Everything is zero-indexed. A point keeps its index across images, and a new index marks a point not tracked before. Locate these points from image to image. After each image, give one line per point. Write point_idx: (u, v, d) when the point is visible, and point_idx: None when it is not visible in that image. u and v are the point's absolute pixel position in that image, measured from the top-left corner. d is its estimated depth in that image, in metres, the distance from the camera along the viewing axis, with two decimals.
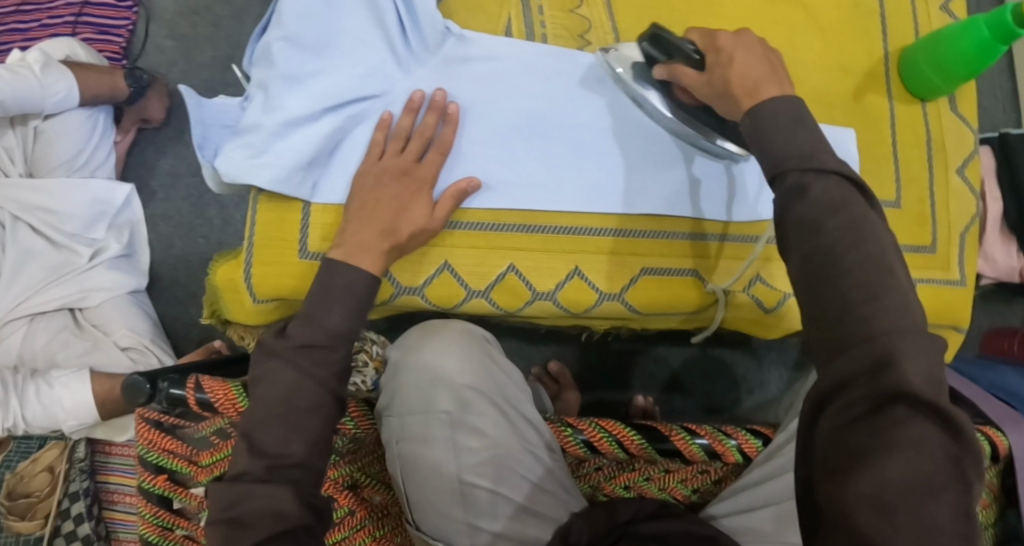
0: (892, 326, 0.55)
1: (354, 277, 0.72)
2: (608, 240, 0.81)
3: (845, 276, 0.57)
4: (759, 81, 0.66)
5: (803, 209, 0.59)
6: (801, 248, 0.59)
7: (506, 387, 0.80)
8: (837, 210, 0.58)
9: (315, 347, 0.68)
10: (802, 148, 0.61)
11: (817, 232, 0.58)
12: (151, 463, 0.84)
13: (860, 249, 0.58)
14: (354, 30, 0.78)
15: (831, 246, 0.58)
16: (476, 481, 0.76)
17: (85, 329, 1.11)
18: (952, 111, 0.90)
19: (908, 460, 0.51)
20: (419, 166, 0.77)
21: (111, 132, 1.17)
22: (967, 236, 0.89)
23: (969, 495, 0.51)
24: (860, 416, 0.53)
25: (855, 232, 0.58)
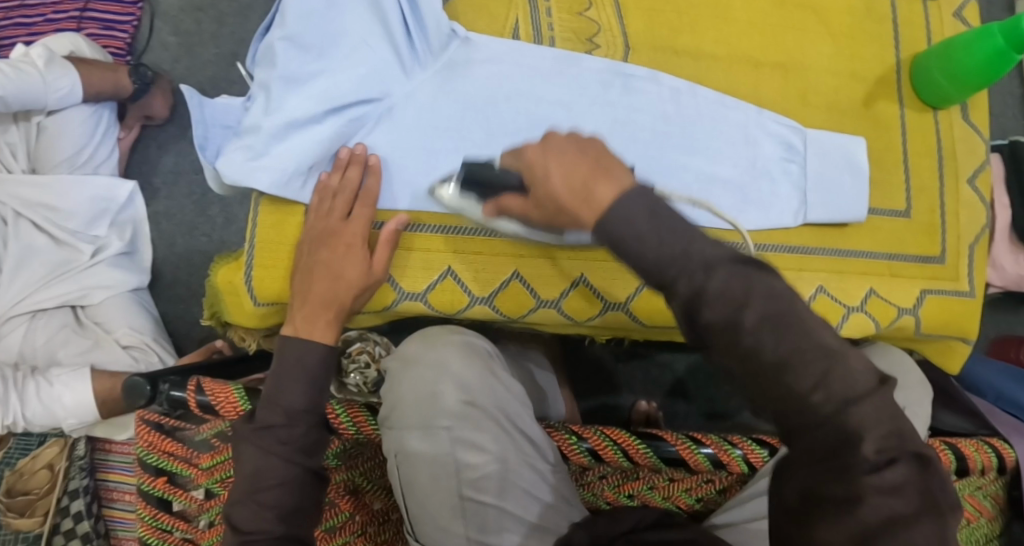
0: (850, 395, 0.51)
1: (304, 351, 0.74)
2: (459, 238, 0.79)
3: (782, 373, 0.52)
4: (588, 183, 0.58)
5: (711, 313, 0.53)
6: (727, 355, 0.53)
7: (507, 401, 0.76)
8: (748, 303, 0.52)
9: (275, 428, 0.71)
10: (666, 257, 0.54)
11: (737, 334, 0.52)
12: (151, 466, 0.84)
13: (801, 332, 0.52)
14: (359, 31, 0.77)
15: (748, 345, 0.52)
16: (477, 496, 0.74)
17: (86, 327, 1.11)
18: (963, 119, 0.88)
19: (885, 495, 0.50)
20: (347, 224, 0.76)
21: (114, 129, 1.17)
22: (976, 247, 0.87)
23: (947, 523, 0.50)
24: (831, 458, 0.51)
25: (772, 329, 0.52)
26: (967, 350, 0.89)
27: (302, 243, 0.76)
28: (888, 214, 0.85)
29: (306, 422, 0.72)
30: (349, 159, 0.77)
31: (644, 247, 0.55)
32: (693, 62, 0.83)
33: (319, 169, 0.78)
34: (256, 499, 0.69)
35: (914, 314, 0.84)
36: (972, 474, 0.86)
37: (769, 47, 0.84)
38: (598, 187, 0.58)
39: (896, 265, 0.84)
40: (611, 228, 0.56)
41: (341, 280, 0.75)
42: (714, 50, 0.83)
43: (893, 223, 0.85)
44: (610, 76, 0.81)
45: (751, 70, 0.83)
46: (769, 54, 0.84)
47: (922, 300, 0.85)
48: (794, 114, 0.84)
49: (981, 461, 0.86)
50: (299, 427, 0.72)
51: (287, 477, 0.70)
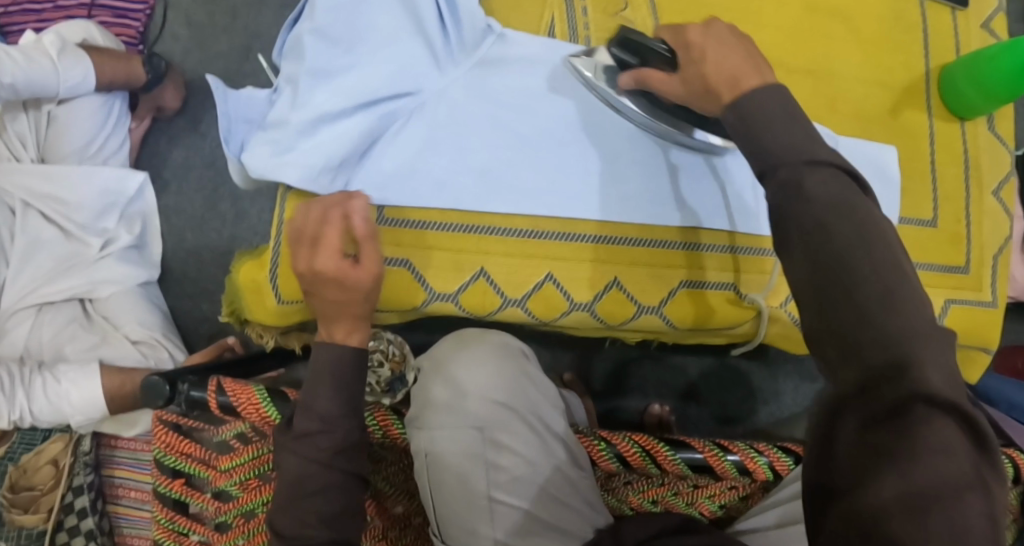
0: (907, 324, 0.52)
1: (332, 354, 0.72)
2: (536, 243, 0.78)
3: (852, 274, 0.54)
4: (737, 73, 0.63)
5: (798, 210, 0.56)
6: (808, 252, 0.55)
7: (538, 403, 0.76)
8: (838, 213, 0.55)
9: (314, 434, 0.71)
10: (793, 144, 0.58)
11: (821, 230, 0.55)
12: (168, 467, 0.83)
13: (878, 247, 0.54)
14: (393, 26, 0.76)
15: (826, 244, 0.55)
16: (506, 498, 0.73)
17: (94, 321, 1.08)
18: (988, 131, 0.89)
19: (938, 460, 0.47)
20: (330, 238, 0.69)
21: (125, 119, 1.14)
22: (999, 258, 0.88)
23: (988, 492, 0.47)
24: (885, 416, 0.49)
25: (855, 231, 0.55)
26: (987, 360, 0.90)
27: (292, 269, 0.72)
28: (916, 223, 0.85)
29: (344, 426, 0.72)
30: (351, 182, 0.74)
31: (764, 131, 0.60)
32: None
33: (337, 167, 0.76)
34: (302, 504, 0.71)
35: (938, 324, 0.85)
36: None
37: (799, 54, 0.84)
38: (743, 80, 0.62)
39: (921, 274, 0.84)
40: (744, 109, 0.61)
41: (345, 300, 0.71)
42: None
43: (920, 232, 0.85)
44: None
45: (783, 75, 0.83)
46: (800, 61, 0.84)
47: (946, 310, 0.85)
48: (826, 122, 0.84)
49: None
50: (339, 431, 0.71)
51: (331, 482, 0.71)
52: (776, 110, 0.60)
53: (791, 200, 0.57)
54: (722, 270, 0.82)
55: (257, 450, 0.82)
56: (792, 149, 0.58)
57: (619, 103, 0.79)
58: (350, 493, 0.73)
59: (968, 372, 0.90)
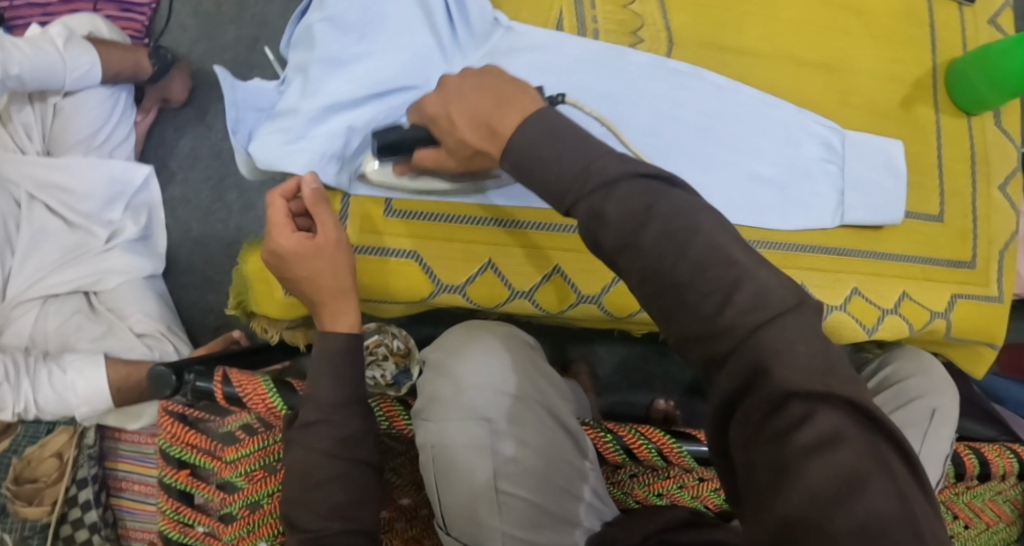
0: (759, 320, 0.51)
1: (326, 341, 0.73)
2: (418, 224, 0.78)
3: (686, 287, 0.54)
4: (493, 115, 0.60)
5: (608, 236, 0.56)
6: (637, 272, 0.55)
7: (546, 394, 0.76)
8: (645, 223, 0.55)
9: (317, 424, 0.71)
10: (580, 167, 0.57)
11: (637, 251, 0.55)
12: (173, 458, 0.83)
13: (690, 248, 0.54)
14: (406, 16, 0.76)
15: (645, 262, 0.55)
16: (513, 489, 0.72)
17: (99, 313, 1.08)
18: (997, 126, 0.89)
19: (827, 456, 0.47)
20: (284, 222, 0.72)
21: (131, 112, 1.14)
22: (1006, 253, 0.88)
23: (894, 479, 0.47)
24: (764, 423, 0.49)
25: (663, 242, 0.54)
26: (993, 353, 0.89)
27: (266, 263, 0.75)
28: (923, 218, 0.85)
29: (349, 412, 0.73)
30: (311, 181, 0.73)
31: (549, 164, 0.57)
32: (738, 57, 0.82)
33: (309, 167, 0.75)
34: (315, 494, 0.71)
35: (945, 318, 0.84)
36: (994, 479, 0.88)
37: (812, 47, 0.84)
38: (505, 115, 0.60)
39: (928, 269, 0.84)
40: (521, 151, 0.58)
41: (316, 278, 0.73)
42: (764, 48, 0.82)
43: (927, 227, 0.85)
44: (654, 69, 0.79)
45: (795, 68, 0.83)
46: (811, 55, 0.83)
47: (954, 304, 0.85)
48: (835, 116, 0.83)
49: (1004, 466, 0.87)
50: (341, 420, 0.72)
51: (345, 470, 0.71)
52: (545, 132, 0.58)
53: (600, 226, 0.56)
54: None
55: (264, 440, 0.82)
56: (585, 174, 0.57)
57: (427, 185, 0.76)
58: (362, 481, 0.73)
59: (972, 367, 0.91)
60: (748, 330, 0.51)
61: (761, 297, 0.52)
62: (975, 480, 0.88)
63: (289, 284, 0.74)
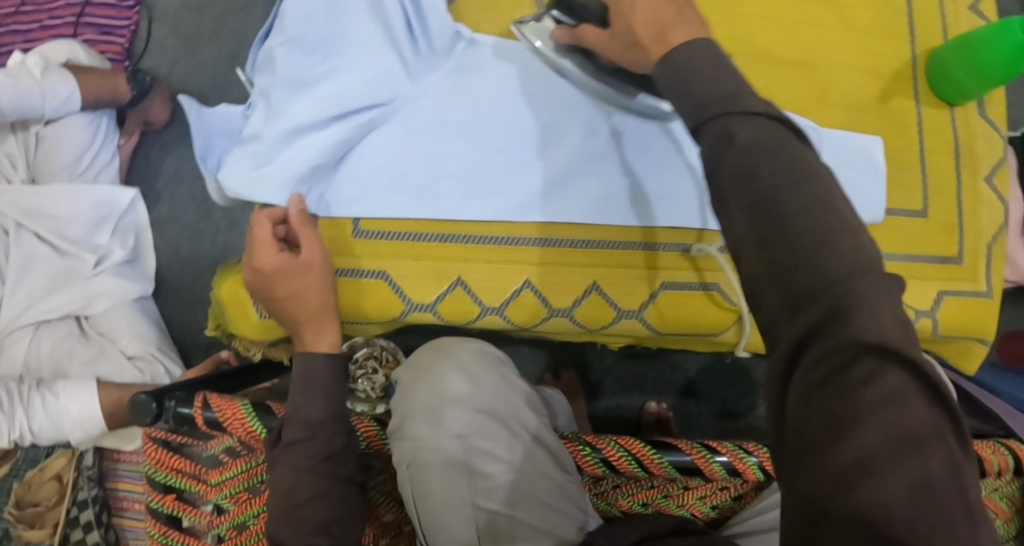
0: (849, 266, 0.46)
1: (312, 361, 0.74)
2: (554, 250, 0.76)
3: (789, 223, 0.48)
4: (668, 26, 0.59)
5: (732, 157, 0.51)
6: (743, 199, 0.50)
7: (518, 409, 0.75)
8: (766, 156, 0.50)
9: (299, 443, 0.71)
10: (721, 92, 0.54)
11: (754, 180, 0.50)
12: (160, 483, 0.83)
13: (814, 190, 0.49)
14: (364, 35, 0.75)
15: (762, 190, 0.49)
16: (487, 504, 0.71)
17: (90, 337, 1.09)
18: (980, 115, 0.86)
19: (890, 414, 0.43)
20: (270, 242, 0.74)
21: (114, 135, 1.15)
22: (994, 246, 0.86)
23: (951, 446, 0.43)
24: (830, 373, 0.44)
25: (780, 177, 0.49)
26: (984, 351, 0.88)
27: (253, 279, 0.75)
28: (905, 215, 0.82)
29: (329, 431, 0.72)
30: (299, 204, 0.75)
31: (691, 85, 0.55)
32: None
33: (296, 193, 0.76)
34: (296, 515, 0.70)
35: (931, 316, 0.82)
36: (990, 477, 0.87)
37: (784, 44, 0.82)
38: (673, 33, 0.59)
39: (911, 267, 0.82)
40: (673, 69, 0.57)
41: (298, 296, 0.74)
42: (736, 48, 0.81)
43: (909, 224, 0.82)
44: None
45: (768, 65, 0.81)
46: (783, 53, 0.82)
47: (940, 302, 0.83)
48: (810, 113, 0.81)
49: (998, 462, 0.87)
50: (325, 439, 0.71)
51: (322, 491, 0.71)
52: (702, 61, 0.56)
53: (725, 147, 0.51)
54: (703, 273, 0.79)
55: (247, 463, 0.84)
56: (718, 100, 0.53)
57: (562, 66, 0.76)
58: (344, 499, 0.72)
59: (962, 363, 0.89)
60: (839, 276, 0.46)
61: (859, 249, 0.47)
62: None
63: (270, 306, 0.75)
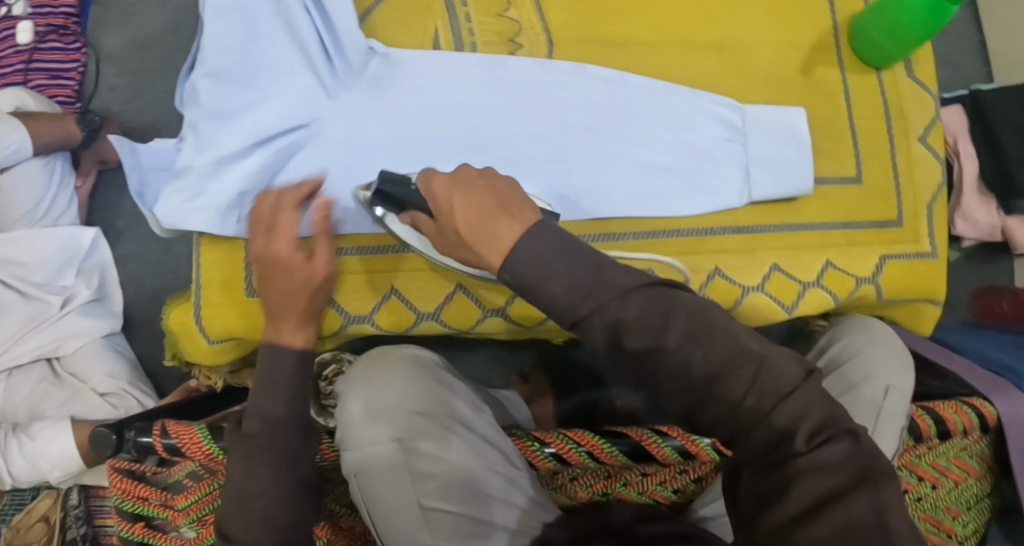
0: (777, 396, 0.56)
1: (278, 354, 0.71)
2: (374, 260, 0.78)
3: (715, 383, 0.56)
4: (488, 227, 0.59)
5: (634, 340, 0.57)
6: (661, 377, 0.57)
7: (455, 407, 0.76)
8: (666, 327, 0.57)
9: (256, 437, 0.68)
10: (584, 282, 0.58)
11: (665, 354, 0.57)
12: (128, 512, 0.84)
13: (721, 344, 0.57)
14: (281, 60, 0.77)
15: (670, 367, 0.57)
16: (438, 504, 0.72)
17: (62, 378, 1.11)
18: (908, 77, 0.86)
19: (818, 479, 0.53)
20: (284, 222, 0.73)
21: (70, 178, 1.17)
22: (934, 205, 0.85)
23: (879, 494, 0.52)
24: (774, 454, 0.55)
25: (679, 352, 0.57)
26: (937, 311, 0.87)
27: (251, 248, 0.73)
28: (839, 181, 0.83)
29: (289, 430, 0.69)
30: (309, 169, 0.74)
31: (554, 281, 0.58)
32: (623, 50, 0.81)
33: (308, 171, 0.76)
34: (247, 507, 0.67)
35: (875, 282, 0.82)
36: (954, 437, 0.87)
37: (698, 24, 0.82)
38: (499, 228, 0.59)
39: (850, 233, 0.82)
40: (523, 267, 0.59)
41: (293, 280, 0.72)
42: (653, 36, 0.81)
43: (845, 191, 0.83)
44: (536, 72, 0.79)
45: (684, 49, 0.82)
46: (698, 33, 0.82)
47: (882, 266, 0.82)
48: (731, 91, 0.82)
49: (961, 421, 0.86)
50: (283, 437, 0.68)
51: None
52: (552, 248, 0.58)
53: (624, 328, 0.57)
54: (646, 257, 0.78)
55: (210, 485, 0.83)
56: (593, 283, 0.58)
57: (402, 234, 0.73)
58: (298, 502, 0.68)
59: (917, 324, 0.88)
60: (771, 404, 0.55)
61: (778, 376, 0.56)
62: (935, 440, 0.86)
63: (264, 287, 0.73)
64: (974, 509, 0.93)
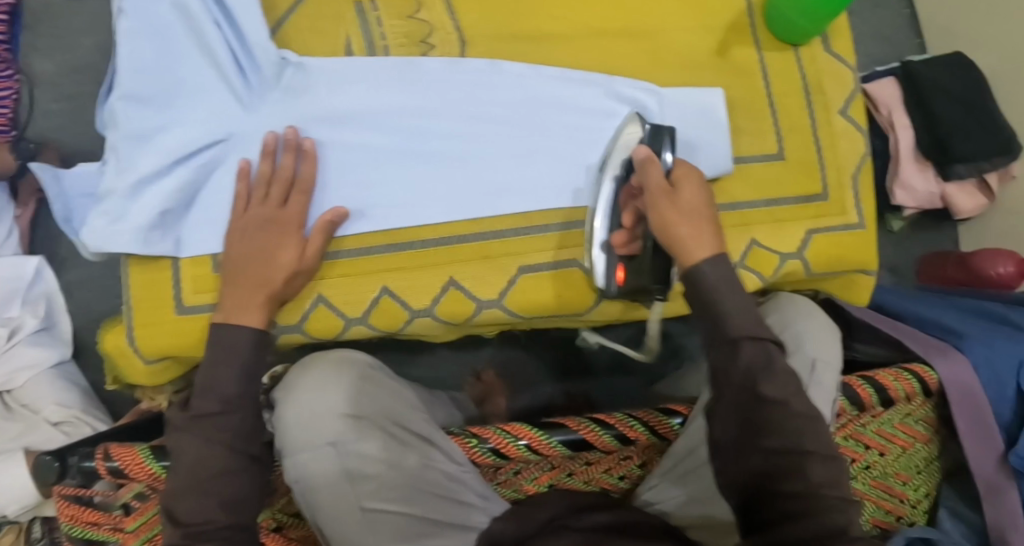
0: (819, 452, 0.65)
1: (227, 333, 0.71)
2: (371, 260, 0.77)
3: (789, 426, 0.64)
4: (705, 230, 0.68)
5: (770, 389, 0.64)
6: (753, 405, 0.65)
7: (389, 404, 0.74)
8: (777, 373, 0.65)
9: (215, 416, 0.67)
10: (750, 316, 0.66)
11: (774, 391, 0.64)
12: (78, 538, 0.84)
13: (814, 437, 0.65)
14: (192, 77, 0.77)
15: (781, 419, 0.64)
16: (381, 504, 0.70)
17: (14, 410, 1.10)
18: (825, 51, 0.87)
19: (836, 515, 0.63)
20: (284, 210, 0.74)
21: (9, 208, 1.16)
22: (859, 176, 0.86)
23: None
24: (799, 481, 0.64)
25: (792, 422, 0.65)
26: (870, 280, 0.88)
27: (232, 230, 0.74)
28: (760, 159, 0.83)
29: (245, 408, 0.69)
30: (277, 144, 0.75)
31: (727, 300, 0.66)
32: (534, 45, 0.82)
33: (246, 158, 0.77)
34: (202, 490, 0.65)
35: (801, 256, 0.83)
36: (898, 403, 0.87)
37: (605, 13, 0.83)
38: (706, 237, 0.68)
39: (773, 210, 0.83)
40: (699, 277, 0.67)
41: (272, 265, 0.73)
42: (558, 28, 0.82)
43: (767, 168, 0.83)
44: (447, 72, 0.80)
45: (593, 39, 0.83)
46: (607, 23, 0.83)
47: (808, 241, 0.83)
48: (646, 77, 0.83)
49: (903, 390, 0.87)
50: (238, 416, 0.68)
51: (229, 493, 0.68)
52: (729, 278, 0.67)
53: (764, 373, 0.65)
54: (561, 246, 0.80)
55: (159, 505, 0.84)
56: (742, 320, 0.66)
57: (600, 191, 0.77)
58: (257, 478, 0.68)
59: (852, 296, 0.89)
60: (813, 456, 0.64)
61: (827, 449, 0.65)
62: (879, 408, 0.87)
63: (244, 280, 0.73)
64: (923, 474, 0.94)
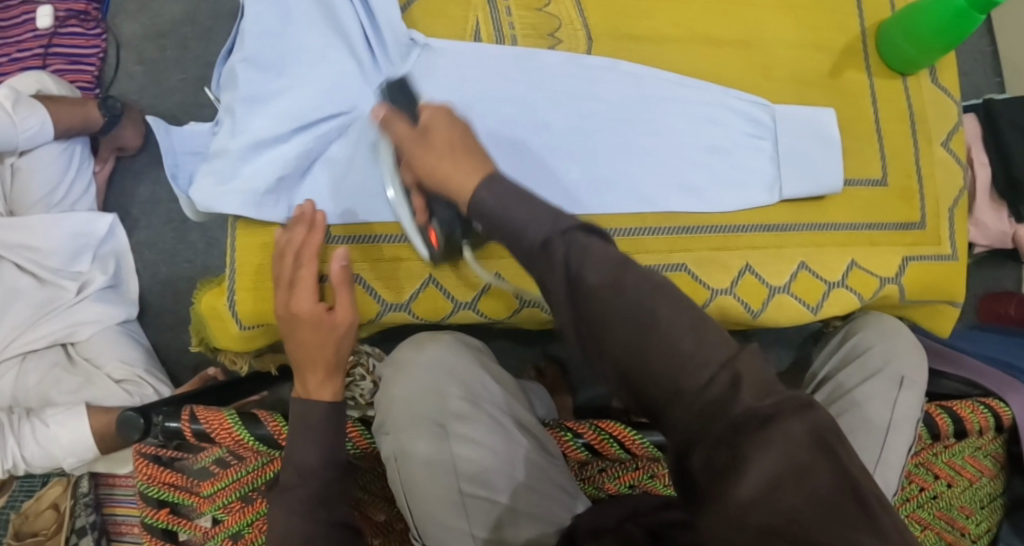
0: (697, 335, 0.54)
1: (308, 406, 0.71)
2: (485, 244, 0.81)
3: (619, 324, 0.55)
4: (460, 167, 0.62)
5: (592, 277, 0.56)
6: (581, 308, 0.56)
7: (491, 391, 0.77)
8: (588, 265, 0.56)
9: (290, 490, 0.69)
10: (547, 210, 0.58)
11: (589, 289, 0.56)
12: (153, 498, 0.83)
13: (696, 338, 0.54)
14: (319, 46, 0.77)
15: (624, 320, 0.55)
16: (473, 490, 0.72)
17: (77, 364, 1.09)
18: (932, 83, 0.88)
19: (767, 429, 0.50)
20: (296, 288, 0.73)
21: (88, 162, 1.16)
22: (955, 210, 0.87)
23: (836, 468, 0.50)
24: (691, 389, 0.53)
25: (636, 309, 0.55)
26: (957, 312, 0.89)
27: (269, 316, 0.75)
28: (866, 184, 0.84)
29: (322, 476, 0.70)
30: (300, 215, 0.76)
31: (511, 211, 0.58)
32: (655, 47, 0.83)
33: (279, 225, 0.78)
34: None
35: (897, 282, 0.84)
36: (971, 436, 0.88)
37: (726, 27, 0.84)
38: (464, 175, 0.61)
39: (873, 233, 0.84)
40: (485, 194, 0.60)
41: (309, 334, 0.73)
42: (679, 34, 0.83)
43: (871, 193, 0.85)
44: (570, 67, 0.81)
45: (712, 49, 0.84)
46: (726, 36, 0.84)
47: (905, 268, 0.84)
48: (762, 93, 0.84)
49: (978, 423, 0.87)
50: (314, 485, 0.70)
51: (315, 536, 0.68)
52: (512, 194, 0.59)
53: (581, 267, 0.56)
54: (672, 250, 0.79)
55: (239, 472, 0.83)
56: (547, 214, 0.58)
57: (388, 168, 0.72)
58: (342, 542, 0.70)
59: (936, 325, 0.90)
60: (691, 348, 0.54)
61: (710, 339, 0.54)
62: (951, 438, 0.88)
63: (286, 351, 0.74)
64: (988, 508, 0.94)
